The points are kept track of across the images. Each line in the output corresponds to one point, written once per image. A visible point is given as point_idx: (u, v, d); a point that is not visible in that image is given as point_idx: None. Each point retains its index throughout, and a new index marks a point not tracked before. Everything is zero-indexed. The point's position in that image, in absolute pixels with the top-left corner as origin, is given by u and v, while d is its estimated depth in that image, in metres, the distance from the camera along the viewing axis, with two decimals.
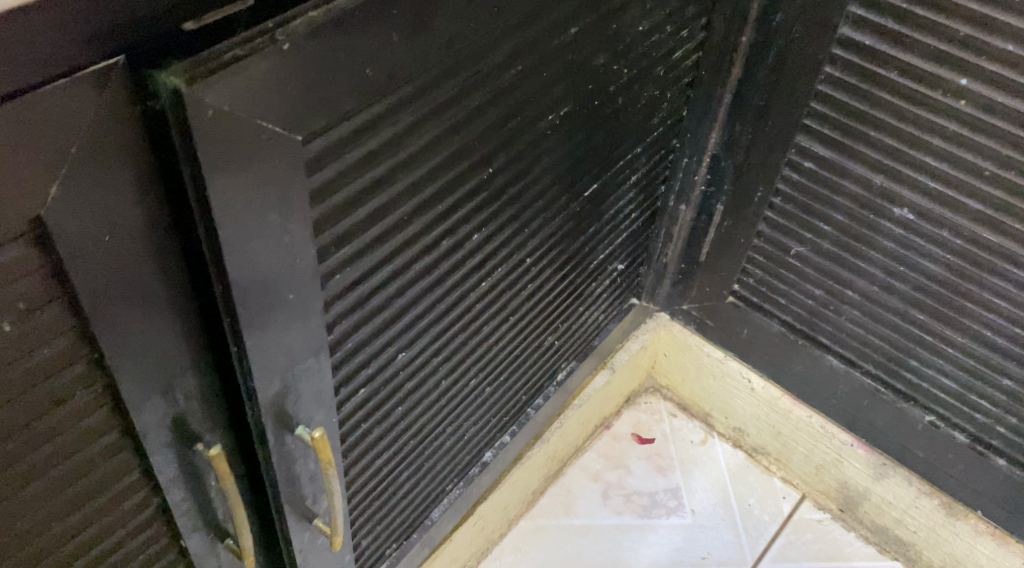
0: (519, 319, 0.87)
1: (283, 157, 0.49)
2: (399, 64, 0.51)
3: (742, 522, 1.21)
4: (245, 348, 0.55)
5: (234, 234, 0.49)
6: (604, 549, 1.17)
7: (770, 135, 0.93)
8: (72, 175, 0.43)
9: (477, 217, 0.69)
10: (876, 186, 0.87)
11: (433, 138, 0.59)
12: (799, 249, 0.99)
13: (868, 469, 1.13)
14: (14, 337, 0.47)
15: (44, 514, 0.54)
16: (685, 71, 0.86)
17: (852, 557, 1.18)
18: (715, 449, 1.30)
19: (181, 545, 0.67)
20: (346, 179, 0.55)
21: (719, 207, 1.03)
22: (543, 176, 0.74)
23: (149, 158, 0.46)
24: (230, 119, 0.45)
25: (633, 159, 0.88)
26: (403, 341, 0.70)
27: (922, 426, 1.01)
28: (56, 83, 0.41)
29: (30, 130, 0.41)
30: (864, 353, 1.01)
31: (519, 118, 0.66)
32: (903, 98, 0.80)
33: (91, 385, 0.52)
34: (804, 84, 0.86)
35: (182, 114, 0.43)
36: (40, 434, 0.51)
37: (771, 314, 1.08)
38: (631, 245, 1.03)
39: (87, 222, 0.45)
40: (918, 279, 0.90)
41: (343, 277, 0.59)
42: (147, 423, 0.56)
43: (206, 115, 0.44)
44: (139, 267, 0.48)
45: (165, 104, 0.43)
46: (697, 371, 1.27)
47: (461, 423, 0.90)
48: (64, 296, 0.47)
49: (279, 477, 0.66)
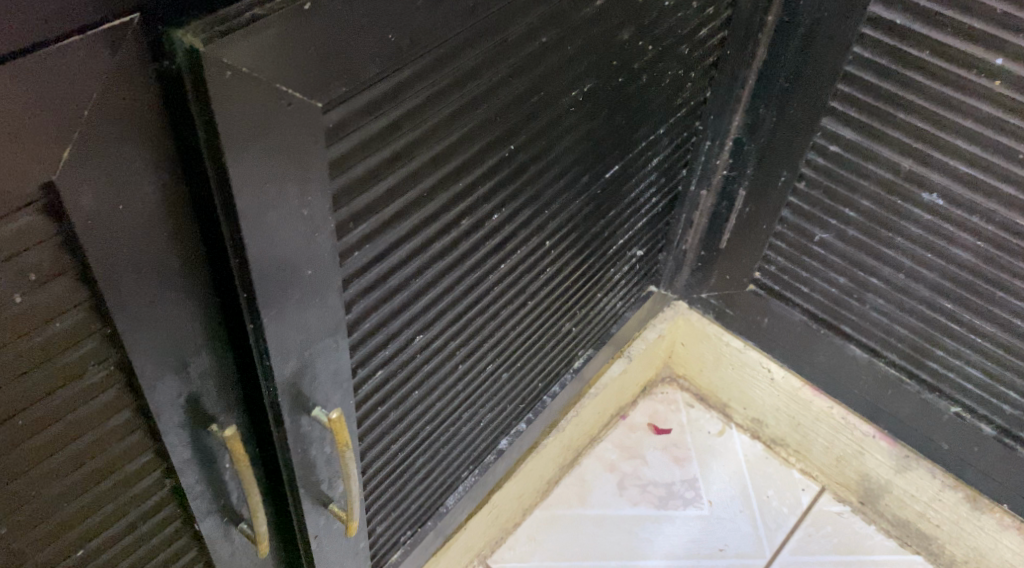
0: (538, 303, 0.85)
1: (303, 125, 0.47)
2: (422, 31, 0.50)
3: (760, 515, 1.19)
4: (262, 324, 0.53)
5: (251, 203, 0.47)
6: (619, 539, 1.16)
7: (794, 118, 0.91)
8: (84, 141, 0.42)
9: (498, 196, 0.67)
10: (905, 170, 0.85)
11: (454, 111, 0.57)
12: (823, 235, 0.97)
13: (891, 461, 1.11)
14: (24, 309, 0.46)
15: (55, 494, 0.53)
16: (709, 51, 0.84)
17: (873, 551, 1.16)
18: (733, 441, 1.28)
19: (194, 529, 0.65)
20: (366, 152, 0.53)
21: (741, 193, 1.01)
22: (565, 156, 0.72)
23: (163, 125, 0.44)
24: (250, 82, 0.44)
25: (655, 141, 0.86)
26: (423, 322, 0.69)
27: (947, 417, 0.99)
28: (68, 40, 0.39)
29: (42, 91, 0.40)
30: (888, 343, 0.99)
31: (543, 94, 0.64)
32: (935, 79, 0.78)
33: (103, 360, 0.51)
34: (832, 66, 0.84)
35: (198, 74, 0.42)
36: (50, 411, 0.50)
37: (793, 303, 1.06)
38: (651, 231, 1.01)
39: (99, 190, 0.44)
40: (946, 266, 0.88)
41: (362, 254, 0.58)
42: (161, 401, 0.55)
43: (224, 76, 0.43)
44: (152, 239, 0.47)
45: (181, 64, 0.42)
46: (716, 360, 1.25)
47: (477, 409, 0.89)
48: (75, 269, 0.46)
49: (295, 459, 0.65)
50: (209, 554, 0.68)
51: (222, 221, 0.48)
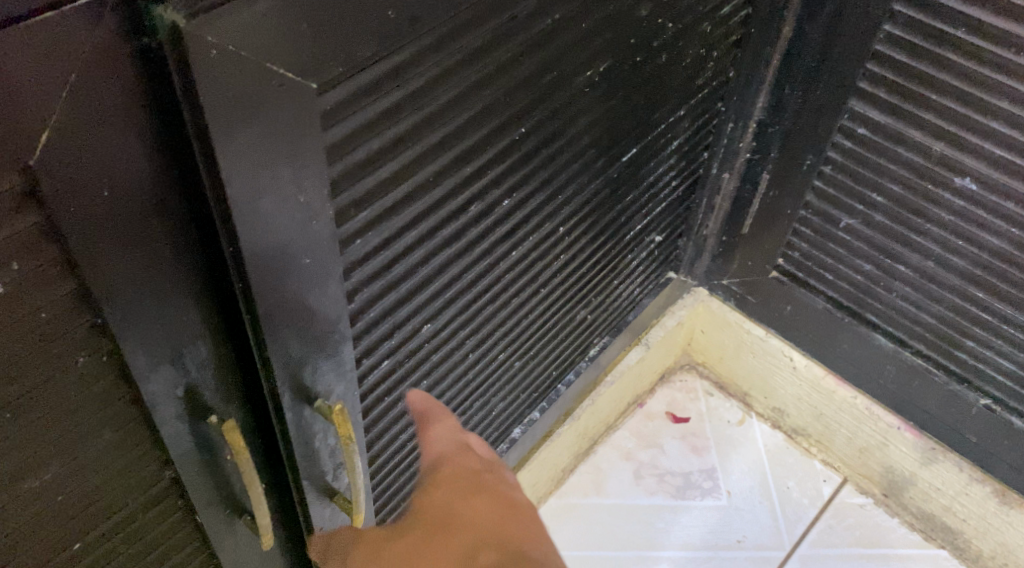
0: (553, 290, 0.83)
1: (297, 108, 0.45)
2: (422, 8, 0.47)
3: (780, 506, 1.16)
4: (259, 314, 0.51)
5: (244, 188, 0.45)
6: (635, 530, 1.13)
7: (821, 99, 0.87)
8: (65, 124, 0.40)
9: (509, 180, 0.64)
10: (936, 153, 0.81)
11: (461, 92, 0.55)
12: (850, 221, 0.93)
13: (916, 453, 1.08)
14: (8, 299, 0.44)
15: (47, 487, 0.51)
16: (732, 28, 0.81)
17: (896, 544, 1.13)
18: (753, 430, 1.25)
19: (196, 522, 0.63)
20: (367, 134, 0.51)
21: (765, 176, 0.98)
22: (579, 139, 0.69)
23: (149, 109, 0.42)
24: (238, 61, 0.42)
25: (675, 122, 0.83)
26: (430, 312, 0.67)
27: (976, 409, 0.96)
28: (44, 16, 0.37)
29: (18, 71, 0.37)
30: (916, 332, 0.96)
31: (555, 74, 0.61)
32: (970, 58, 0.74)
33: (94, 351, 0.49)
34: (861, 44, 0.81)
35: (182, 53, 0.40)
36: (39, 404, 0.48)
37: (817, 291, 1.03)
38: (670, 216, 0.99)
39: (83, 175, 0.41)
40: (979, 255, 0.84)
41: (365, 242, 0.56)
42: (156, 393, 0.53)
43: (210, 55, 0.41)
44: (141, 227, 0.45)
45: (164, 41, 0.40)
46: (736, 348, 1.22)
47: (489, 398, 0.86)
48: (60, 257, 0.44)
49: (297, 451, 0.63)
50: (212, 547, 0.66)
51: (214, 208, 0.46)
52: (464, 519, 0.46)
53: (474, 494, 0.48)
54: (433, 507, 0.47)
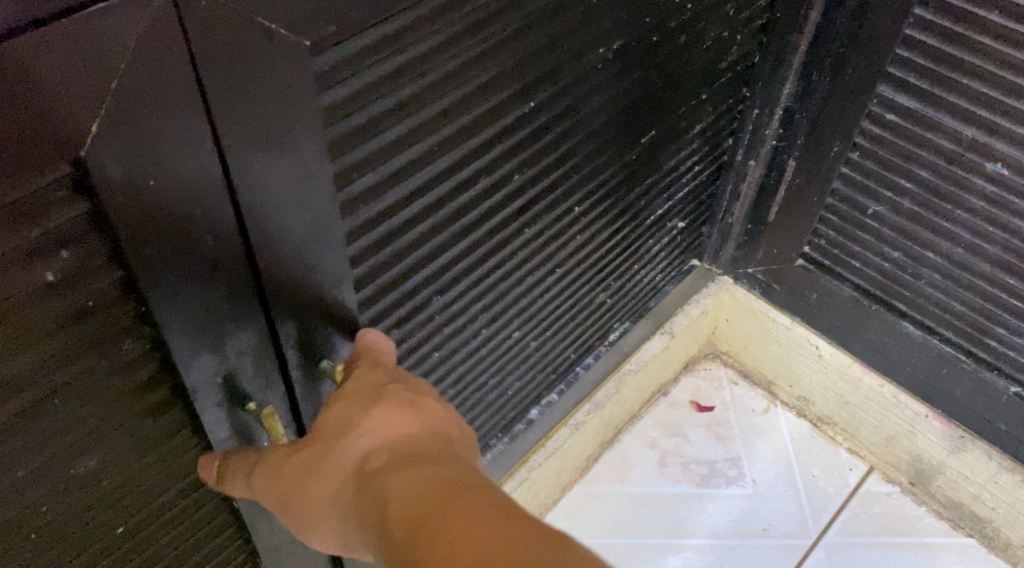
0: (569, 270, 0.83)
1: (289, 64, 0.45)
2: None
3: (806, 494, 1.16)
4: (259, 272, 0.51)
5: (238, 144, 0.45)
6: (661, 518, 1.14)
7: (848, 86, 0.87)
8: (114, 114, 0.40)
9: (520, 152, 0.65)
10: (968, 139, 0.81)
11: (465, 61, 0.55)
12: (877, 208, 0.93)
13: (944, 442, 1.07)
14: (57, 287, 0.44)
15: (91, 474, 0.52)
16: (757, 13, 0.81)
17: (924, 533, 1.13)
18: (778, 419, 1.25)
19: (233, 507, 0.64)
20: (366, 97, 0.51)
21: (791, 163, 0.97)
22: (594, 117, 0.69)
23: (194, 102, 0.42)
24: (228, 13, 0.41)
25: (698, 106, 0.83)
26: (438, 283, 0.67)
27: (1006, 397, 0.95)
28: (93, 7, 0.38)
29: (68, 59, 0.38)
30: (945, 320, 0.95)
31: (565, 47, 0.61)
32: (1001, 40, 0.74)
33: (139, 338, 0.49)
34: (889, 29, 0.81)
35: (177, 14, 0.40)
36: (86, 391, 0.49)
37: (844, 279, 1.03)
38: (692, 201, 0.98)
39: (129, 164, 0.42)
40: (1009, 240, 0.84)
41: (366, 206, 0.56)
42: (196, 380, 0.53)
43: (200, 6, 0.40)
44: (183, 218, 0.46)
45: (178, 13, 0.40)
46: (761, 336, 1.22)
47: (504, 376, 0.86)
48: (105, 247, 0.45)
49: (303, 411, 0.63)
50: (249, 532, 0.67)
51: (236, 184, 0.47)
52: (362, 427, 0.54)
53: (377, 401, 0.55)
54: (341, 416, 0.55)
